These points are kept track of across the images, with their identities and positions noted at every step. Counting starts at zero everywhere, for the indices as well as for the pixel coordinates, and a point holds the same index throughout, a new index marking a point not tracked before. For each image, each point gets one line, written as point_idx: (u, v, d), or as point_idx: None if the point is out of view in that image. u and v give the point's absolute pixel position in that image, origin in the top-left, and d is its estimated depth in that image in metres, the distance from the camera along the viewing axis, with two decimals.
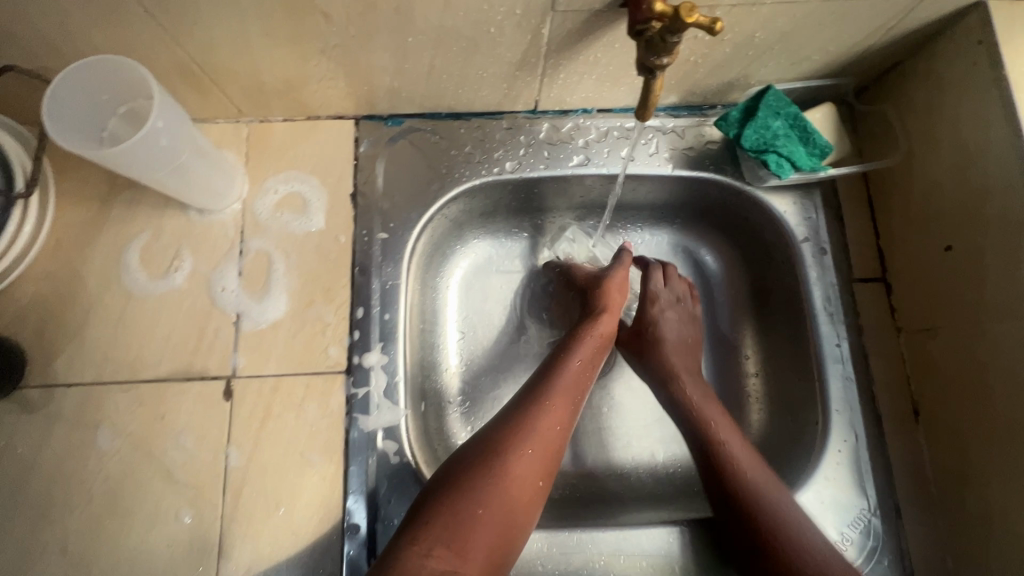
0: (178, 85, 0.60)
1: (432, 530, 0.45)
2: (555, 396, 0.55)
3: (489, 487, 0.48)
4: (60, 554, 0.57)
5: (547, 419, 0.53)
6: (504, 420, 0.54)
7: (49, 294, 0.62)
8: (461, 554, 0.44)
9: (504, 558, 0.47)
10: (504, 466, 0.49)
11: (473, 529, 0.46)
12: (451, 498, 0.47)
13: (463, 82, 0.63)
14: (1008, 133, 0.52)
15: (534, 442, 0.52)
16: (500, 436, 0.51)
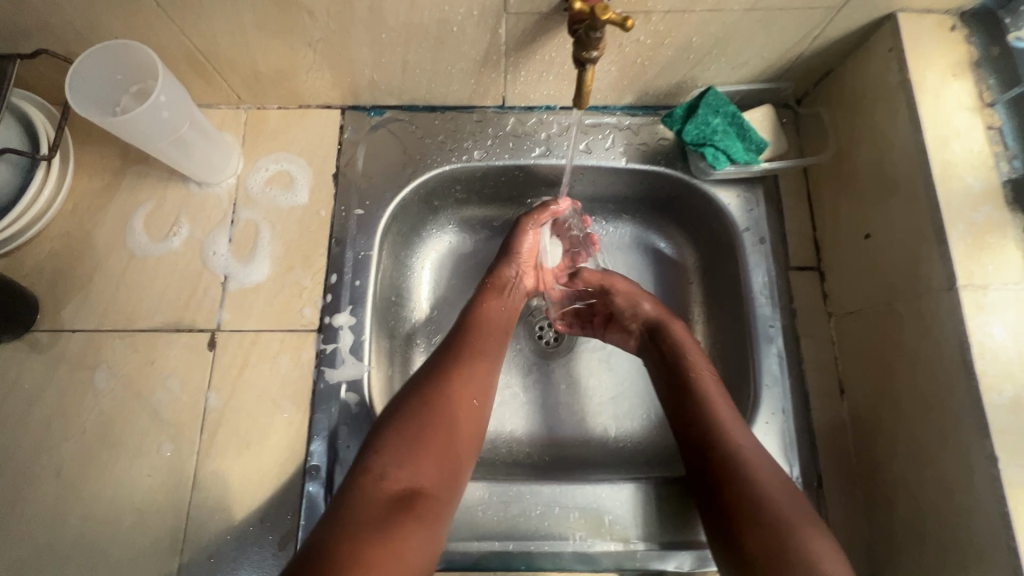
0: (185, 72, 0.69)
1: (385, 456, 0.52)
2: (476, 331, 0.65)
3: (432, 413, 0.55)
4: (54, 477, 0.64)
5: (470, 351, 0.62)
6: (438, 357, 0.61)
7: (63, 251, 0.71)
8: (414, 472, 0.52)
9: (454, 473, 0.55)
10: (443, 396, 0.57)
11: (421, 451, 0.53)
12: (398, 429, 0.54)
13: (435, 76, 0.71)
14: (912, 129, 0.59)
15: (464, 371, 0.60)
16: (430, 370, 0.60)
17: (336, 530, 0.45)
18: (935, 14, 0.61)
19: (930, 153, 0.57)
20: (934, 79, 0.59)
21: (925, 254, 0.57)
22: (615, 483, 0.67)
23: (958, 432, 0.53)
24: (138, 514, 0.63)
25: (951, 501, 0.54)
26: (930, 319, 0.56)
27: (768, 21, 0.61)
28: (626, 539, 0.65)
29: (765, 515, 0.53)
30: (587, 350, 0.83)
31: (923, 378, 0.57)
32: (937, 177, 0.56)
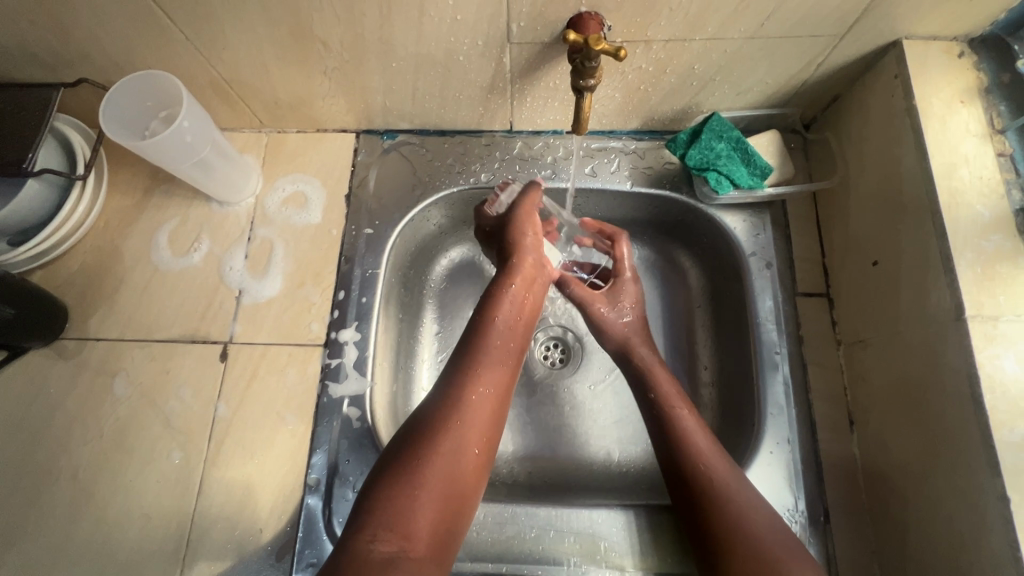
0: (212, 98, 0.74)
1: (374, 519, 0.49)
2: (482, 369, 0.60)
3: (429, 468, 0.52)
4: (71, 479, 0.67)
5: (474, 389, 0.59)
6: (437, 398, 0.58)
7: (93, 264, 0.75)
8: (405, 534, 0.49)
9: (452, 529, 0.52)
10: (438, 448, 0.54)
11: (415, 511, 0.50)
12: (390, 488, 0.51)
13: (444, 102, 0.73)
14: (917, 155, 0.58)
15: (466, 418, 0.57)
16: (432, 419, 0.56)
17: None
18: (942, 41, 0.60)
19: (936, 179, 0.56)
20: (940, 106, 0.59)
21: (931, 283, 0.55)
22: (612, 508, 0.66)
23: (969, 470, 0.50)
24: (145, 519, 0.65)
25: (965, 541, 0.51)
26: (937, 349, 0.54)
27: (768, 49, 0.61)
28: (621, 567, 0.64)
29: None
30: (593, 371, 0.82)
31: (934, 409, 0.55)
32: (943, 205, 0.55)
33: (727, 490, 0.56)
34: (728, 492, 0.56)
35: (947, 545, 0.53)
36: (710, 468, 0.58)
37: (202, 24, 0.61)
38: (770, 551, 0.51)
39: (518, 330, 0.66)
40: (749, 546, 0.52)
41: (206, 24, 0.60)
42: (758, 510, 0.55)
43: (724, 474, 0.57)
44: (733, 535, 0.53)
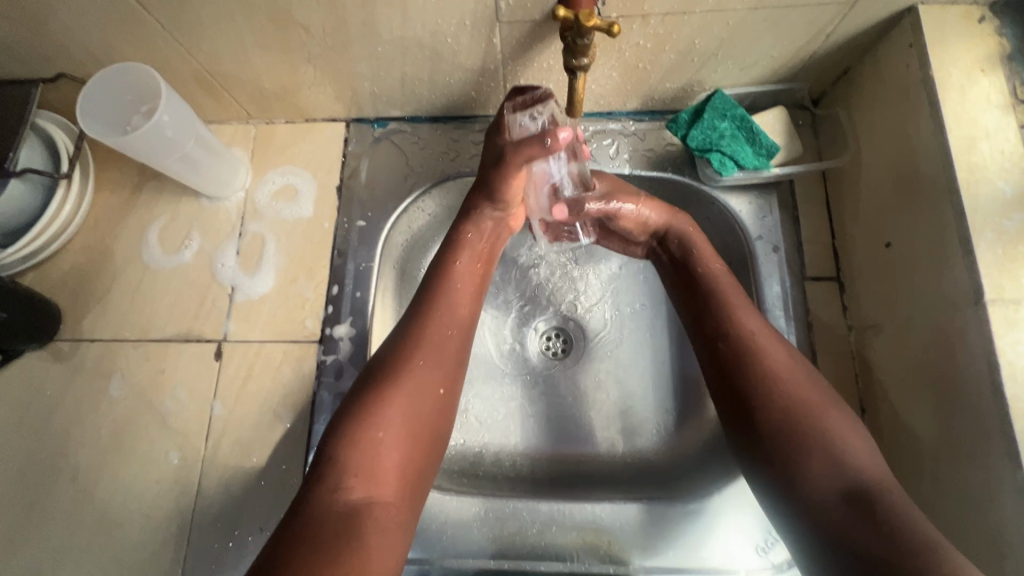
0: (196, 90, 0.71)
1: (336, 467, 0.49)
2: (438, 311, 0.59)
3: (391, 409, 0.52)
4: (71, 481, 0.67)
5: (438, 324, 0.58)
6: (389, 347, 0.57)
7: (84, 263, 0.74)
8: (368, 479, 0.49)
9: (419, 469, 0.53)
10: (394, 388, 0.53)
11: (377, 454, 0.50)
12: (350, 432, 0.50)
13: (435, 87, 0.70)
14: (933, 130, 0.55)
15: (425, 353, 0.56)
16: (388, 362, 0.55)
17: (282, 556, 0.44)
18: (961, 5, 0.56)
19: (953, 154, 0.53)
20: (958, 76, 0.55)
21: (949, 266, 0.52)
22: (617, 502, 0.65)
23: (988, 461, 0.48)
24: (146, 520, 0.65)
25: (984, 534, 0.49)
26: (953, 336, 0.52)
27: (773, 20, 0.58)
28: (625, 562, 0.63)
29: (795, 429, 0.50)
30: (597, 362, 0.79)
31: (951, 394, 0.52)
32: (960, 181, 0.52)
33: (767, 349, 0.55)
34: (772, 359, 0.54)
35: (965, 537, 0.51)
36: (749, 334, 0.56)
37: (179, 12, 0.58)
38: (808, 408, 0.51)
39: (482, 266, 0.65)
40: (767, 367, 0.54)
41: (181, 13, 0.58)
42: (797, 372, 0.54)
43: (763, 338, 0.56)
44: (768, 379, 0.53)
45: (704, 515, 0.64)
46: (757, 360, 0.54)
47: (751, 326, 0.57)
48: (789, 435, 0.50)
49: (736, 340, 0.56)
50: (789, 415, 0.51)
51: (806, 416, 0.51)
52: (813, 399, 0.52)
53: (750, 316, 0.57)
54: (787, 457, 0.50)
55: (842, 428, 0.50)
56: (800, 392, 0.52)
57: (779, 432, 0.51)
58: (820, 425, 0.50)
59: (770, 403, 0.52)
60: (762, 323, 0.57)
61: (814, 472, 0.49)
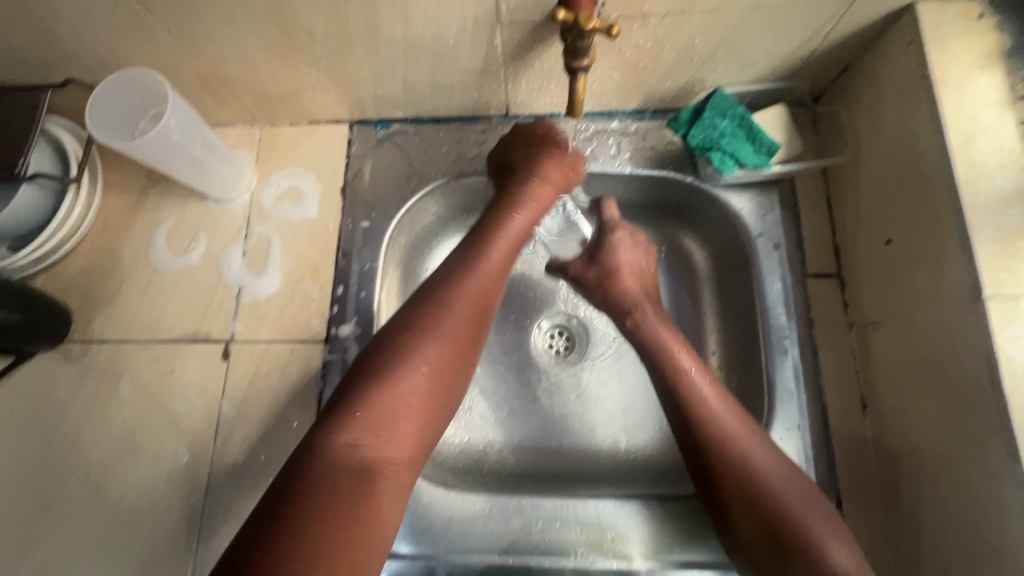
0: (201, 94, 0.72)
1: (354, 422, 0.46)
2: (482, 269, 0.56)
3: (418, 363, 0.49)
4: (84, 480, 0.68)
5: (477, 281, 0.55)
6: (424, 300, 0.54)
7: (94, 265, 0.75)
8: (386, 436, 0.46)
9: (432, 432, 0.50)
10: (431, 337, 0.51)
11: (397, 413, 0.47)
12: (372, 385, 0.48)
13: (437, 88, 0.71)
14: (932, 127, 0.55)
15: (461, 312, 0.53)
16: (421, 316, 0.52)
17: (293, 512, 0.40)
18: (959, 2, 0.57)
19: (952, 151, 0.53)
20: (957, 72, 0.55)
21: (948, 262, 0.53)
22: (618, 499, 0.66)
23: (986, 455, 0.49)
24: (157, 518, 0.66)
25: (983, 528, 0.49)
26: (952, 331, 0.52)
27: (772, 19, 0.58)
28: (629, 557, 0.63)
29: (773, 526, 0.51)
30: (599, 359, 0.80)
31: (950, 388, 0.52)
32: (959, 179, 0.52)
33: (747, 456, 0.54)
34: (759, 457, 0.54)
35: (964, 531, 0.51)
36: (737, 437, 0.55)
37: (184, 18, 0.59)
38: (780, 513, 0.51)
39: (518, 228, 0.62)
40: (746, 483, 0.53)
41: (186, 19, 0.59)
42: (779, 467, 0.54)
43: (740, 433, 0.55)
44: (751, 492, 0.53)
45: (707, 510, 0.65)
46: (737, 469, 0.54)
47: (726, 426, 0.56)
48: (780, 540, 0.51)
49: (711, 444, 0.56)
50: (776, 523, 0.51)
51: (777, 515, 0.51)
52: (771, 484, 0.53)
53: (730, 416, 0.57)
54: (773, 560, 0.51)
55: (818, 522, 0.51)
56: (776, 496, 0.52)
57: (771, 539, 0.51)
58: (806, 530, 0.50)
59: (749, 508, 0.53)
60: (747, 431, 0.56)
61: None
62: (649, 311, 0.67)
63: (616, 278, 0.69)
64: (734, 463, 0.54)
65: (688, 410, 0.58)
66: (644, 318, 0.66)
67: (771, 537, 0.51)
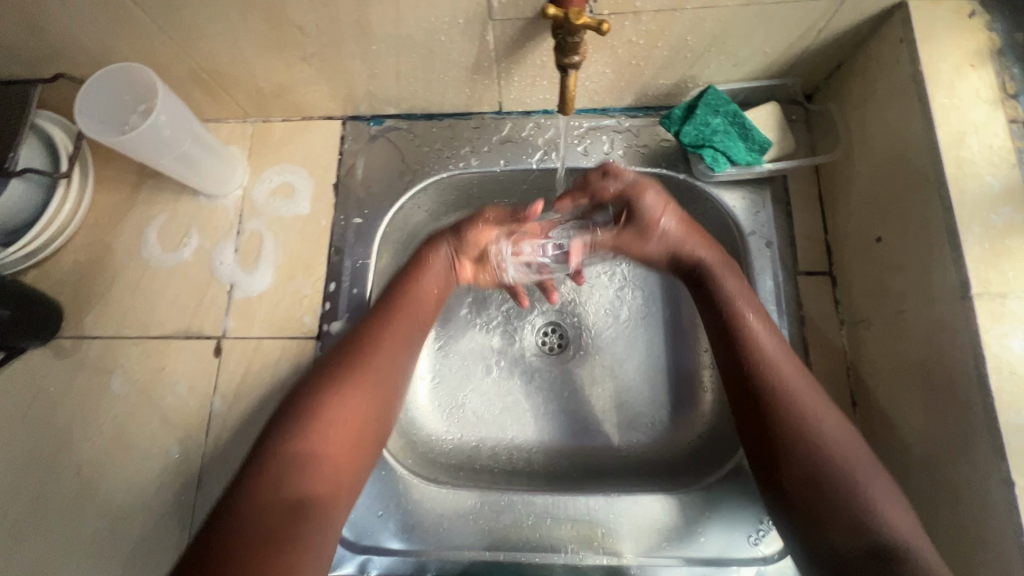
0: (192, 89, 0.72)
1: (278, 468, 0.49)
2: (383, 325, 0.60)
3: (342, 413, 0.53)
4: (75, 476, 0.68)
5: (383, 334, 0.59)
6: (345, 356, 0.57)
7: (85, 261, 0.75)
8: (309, 480, 0.49)
9: (353, 477, 0.53)
10: (347, 389, 0.54)
11: (318, 458, 0.50)
12: (298, 432, 0.50)
13: (430, 84, 0.71)
14: (923, 125, 0.55)
15: (374, 365, 0.56)
16: (340, 368, 0.55)
17: (223, 550, 0.44)
18: (951, 0, 0.57)
19: (942, 149, 0.53)
20: (948, 70, 0.55)
21: (937, 260, 0.53)
22: (608, 495, 0.67)
23: (973, 452, 0.49)
24: (149, 514, 0.66)
25: (969, 524, 0.49)
26: (941, 329, 0.52)
27: (764, 16, 0.58)
28: (618, 553, 0.64)
29: (823, 481, 0.50)
30: (591, 355, 0.80)
31: (938, 385, 0.53)
32: (948, 176, 0.52)
33: (808, 410, 0.53)
34: (817, 412, 0.53)
35: (951, 527, 0.51)
36: (795, 391, 0.54)
37: (174, 12, 0.58)
38: (834, 466, 0.50)
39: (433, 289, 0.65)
40: (803, 437, 0.52)
41: (176, 13, 0.59)
42: (835, 427, 0.52)
43: (804, 389, 0.54)
44: (808, 445, 0.51)
45: (696, 506, 0.65)
46: (796, 421, 0.52)
47: (791, 382, 0.54)
48: (829, 493, 0.50)
49: (778, 397, 0.54)
50: (826, 477, 0.50)
51: (830, 469, 0.50)
52: (829, 439, 0.51)
53: (789, 367, 0.55)
54: (818, 514, 0.50)
55: (874, 483, 0.50)
56: (834, 450, 0.51)
57: (818, 492, 0.50)
58: (856, 486, 0.49)
59: (803, 462, 0.51)
60: (807, 384, 0.54)
61: (844, 533, 0.49)
62: (709, 258, 0.63)
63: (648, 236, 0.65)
64: (791, 415, 0.53)
65: (750, 361, 0.56)
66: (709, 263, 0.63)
67: (818, 492, 0.50)
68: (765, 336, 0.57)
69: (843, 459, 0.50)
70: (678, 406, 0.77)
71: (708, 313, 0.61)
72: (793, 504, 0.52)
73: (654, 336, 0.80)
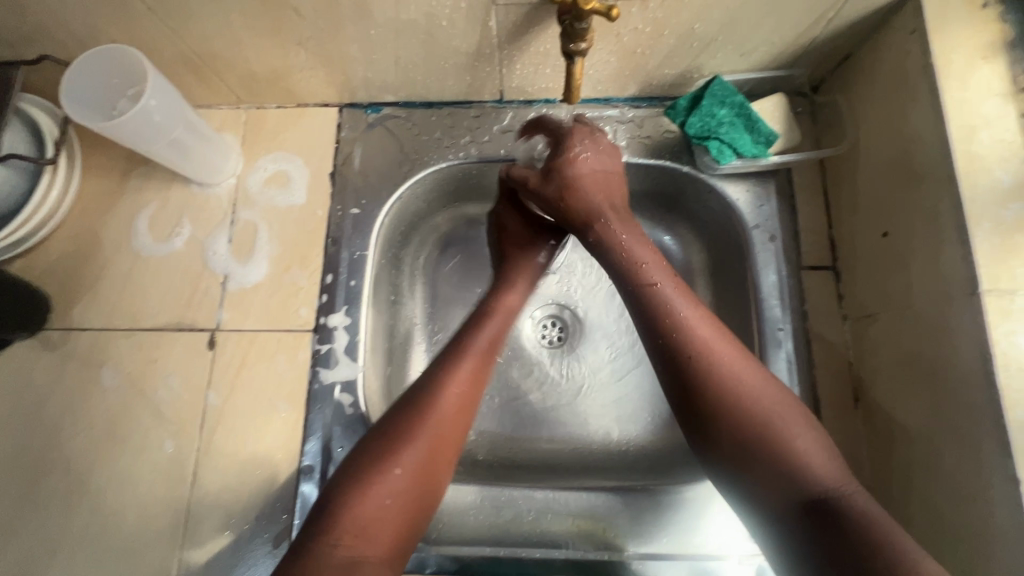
0: (183, 72, 0.70)
1: (340, 524, 0.48)
2: (455, 377, 0.59)
3: (404, 470, 0.52)
4: (65, 471, 0.66)
5: (452, 390, 0.58)
6: (402, 411, 0.56)
7: (73, 251, 0.73)
8: (369, 536, 0.48)
9: (411, 537, 0.52)
10: (413, 444, 0.53)
11: (379, 515, 0.49)
12: (360, 489, 0.50)
13: (430, 71, 0.69)
14: (933, 119, 0.54)
15: (441, 420, 0.55)
16: (409, 419, 0.55)
17: None
18: None
19: (953, 144, 0.52)
20: (960, 62, 0.54)
21: (946, 255, 0.52)
22: (610, 491, 0.66)
23: (979, 449, 0.49)
24: (142, 509, 0.65)
25: (972, 520, 0.49)
26: (948, 325, 0.52)
27: (775, 4, 0.57)
28: (619, 548, 0.64)
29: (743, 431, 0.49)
30: (591, 350, 0.79)
31: (943, 381, 0.52)
32: (958, 171, 0.52)
33: (723, 363, 0.52)
34: (729, 364, 0.52)
35: (954, 523, 0.51)
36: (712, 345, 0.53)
37: None
38: (755, 413, 0.49)
39: (501, 334, 0.65)
40: (721, 388, 0.51)
41: None
42: (752, 376, 0.52)
43: (715, 341, 0.53)
44: (726, 396, 0.50)
45: (696, 502, 0.65)
46: (713, 375, 0.51)
47: (701, 339, 0.53)
48: (753, 443, 0.49)
49: (691, 352, 0.53)
50: (749, 426, 0.49)
51: (753, 420, 0.49)
52: (748, 388, 0.51)
53: (701, 325, 0.54)
54: (744, 464, 0.49)
55: (794, 425, 0.49)
56: (752, 398, 0.50)
57: (744, 443, 0.49)
58: (777, 430, 0.49)
59: (722, 417, 0.50)
60: (716, 334, 0.54)
61: (772, 480, 0.47)
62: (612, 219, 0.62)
63: (576, 187, 0.63)
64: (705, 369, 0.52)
65: (659, 321, 0.55)
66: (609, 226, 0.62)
67: (740, 443, 0.49)
68: (675, 295, 0.56)
69: (760, 404, 0.50)
70: None
71: (617, 278, 0.60)
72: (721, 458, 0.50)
73: None
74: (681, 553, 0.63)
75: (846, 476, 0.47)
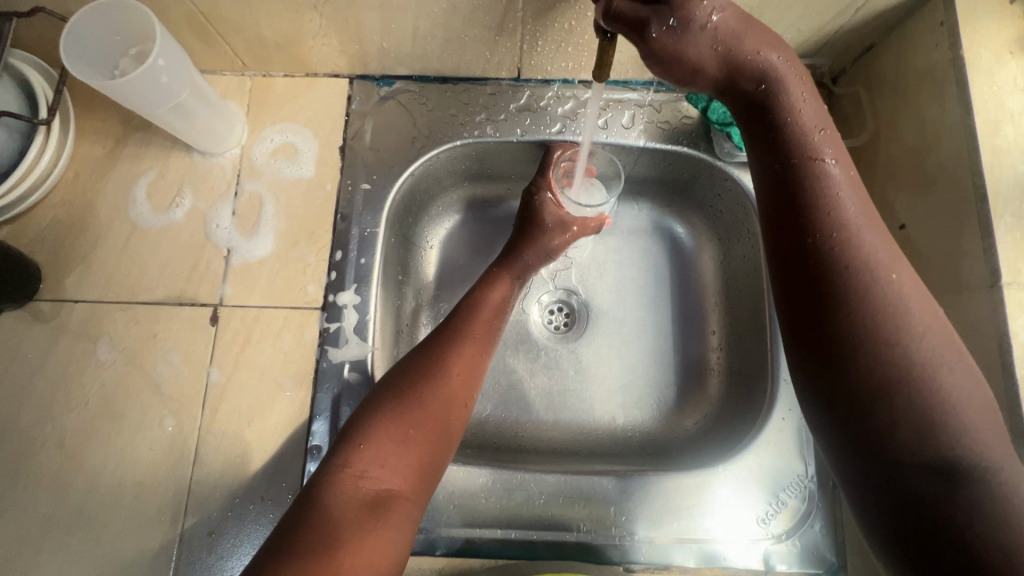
0: (187, 35, 0.66)
1: (360, 457, 0.49)
2: (471, 329, 0.60)
3: (421, 412, 0.52)
4: (58, 448, 0.64)
5: (469, 341, 0.59)
6: (419, 355, 0.57)
7: (66, 219, 0.69)
8: (390, 470, 0.49)
9: (433, 477, 0.52)
10: (431, 386, 0.54)
11: (400, 451, 0.50)
12: (379, 427, 0.51)
13: (448, 44, 0.67)
14: (960, 110, 0.54)
15: (459, 365, 0.56)
16: (425, 363, 0.56)
17: (300, 532, 0.43)
18: None
19: (979, 136, 0.53)
20: (988, 56, 0.55)
21: (967, 247, 0.53)
22: (621, 475, 0.66)
23: None
24: (140, 488, 0.63)
25: None
26: (965, 316, 0.53)
27: None
28: (630, 531, 0.64)
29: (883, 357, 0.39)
30: (598, 336, 0.79)
31: None
32: (983, 164, 0.52)
33: (876, 274, 0.41)
34: (897, 277, 0.41)
35: None
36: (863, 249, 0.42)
37: None
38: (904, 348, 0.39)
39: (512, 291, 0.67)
40: (867, 299, 0.41)
41: None
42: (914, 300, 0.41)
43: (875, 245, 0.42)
44: (872, 310, 0.40)
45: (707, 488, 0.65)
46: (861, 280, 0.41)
47: (870, 242, 0.42)
48: (886, 368, 0.39)
49: (835, 246, 0.42)
50: (888, 357, 0.39)
51: (896, 353, 0.39)
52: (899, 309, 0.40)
53: (869, 229, 0.43)
54: (872, 394, 0.39)
55: (948, 359, 0.39)
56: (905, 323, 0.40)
57: (876, 365, 0.39)
58: (920, 362, 0.39)
59: (876, 329, 0.40)
60: (881, 240, 0.43)
61: (901, 407, 0.38)
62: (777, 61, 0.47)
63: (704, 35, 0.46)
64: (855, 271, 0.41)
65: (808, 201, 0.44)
66: (784, 86, 0.47)
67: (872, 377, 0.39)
68: (844, 186, 0.44)
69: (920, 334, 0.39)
70: (683, 388, 0.77)
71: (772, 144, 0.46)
72: (843, 385, 0.40)
73: (664, 318, 0.79)
74: (690, 537, 0.64)
75: (984, 420, 0.39)
